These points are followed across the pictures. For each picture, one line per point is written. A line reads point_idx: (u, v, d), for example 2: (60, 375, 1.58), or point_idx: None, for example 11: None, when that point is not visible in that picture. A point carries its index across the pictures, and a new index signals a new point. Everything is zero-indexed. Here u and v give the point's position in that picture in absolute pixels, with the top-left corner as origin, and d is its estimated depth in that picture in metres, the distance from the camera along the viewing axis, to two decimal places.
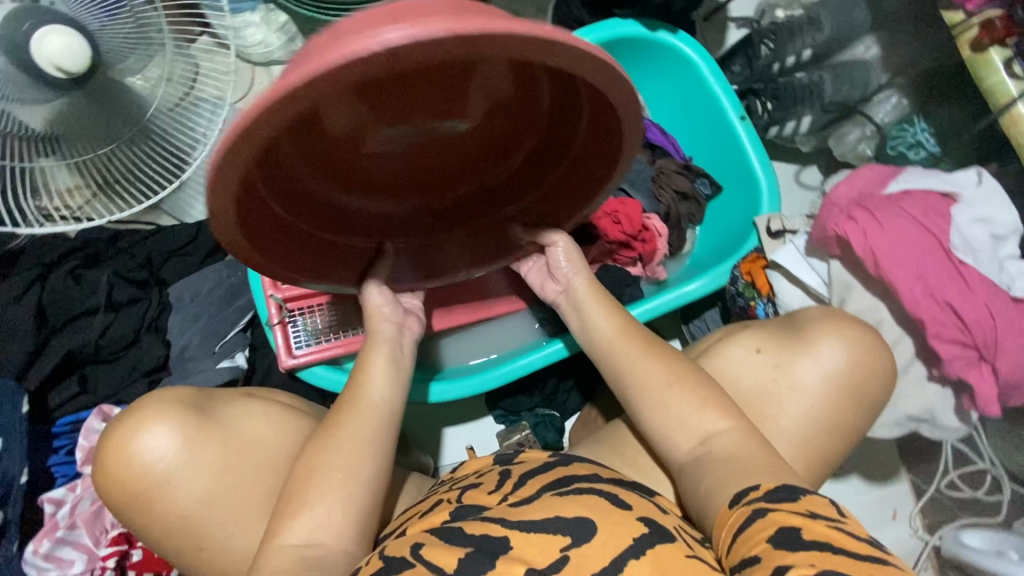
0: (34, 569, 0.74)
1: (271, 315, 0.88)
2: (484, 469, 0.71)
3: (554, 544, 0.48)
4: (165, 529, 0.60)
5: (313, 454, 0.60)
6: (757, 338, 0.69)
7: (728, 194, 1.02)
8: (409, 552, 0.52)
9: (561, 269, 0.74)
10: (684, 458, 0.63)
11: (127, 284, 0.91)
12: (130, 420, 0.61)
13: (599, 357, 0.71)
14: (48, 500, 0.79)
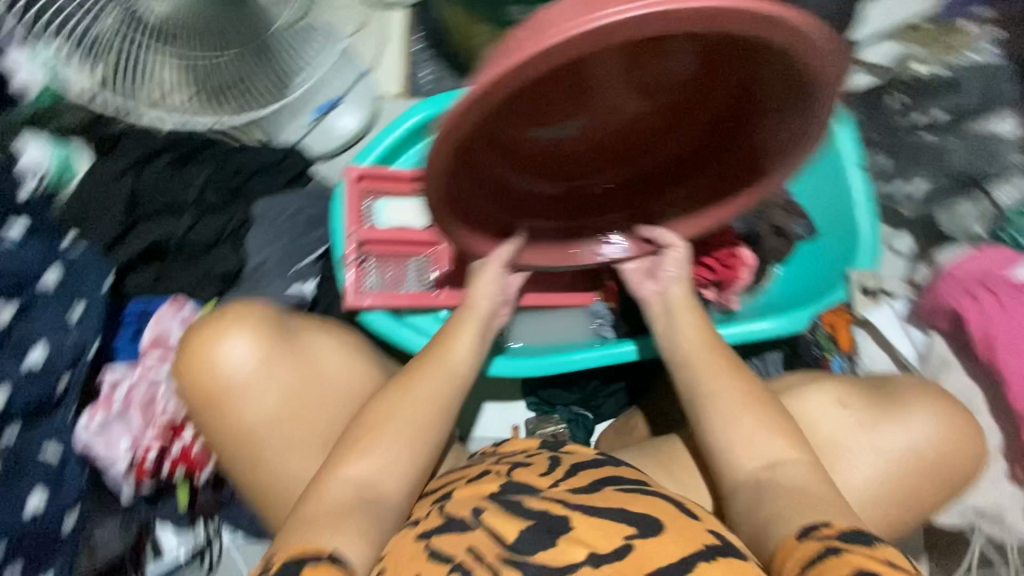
0: (83, 441, 0.76)
1: (347, 253, 0.90)
2: (534, 451, 0.69)
3: (618, 533, 0.48)
4: (232, 434, 0.61)
5: (386, 400, 0.61)
6: (843, 392, 0.68)
7: (827, 241, 0.96)
8: (469, 513, 0.51)
9: (660, 277, 0.74)
10: (744, 479, 0.61)
11: (220, 191, 0.93)
12: (220, 324, 0.62)
13: (675, 371, 0.69)
14: (107, 377, 0.81)
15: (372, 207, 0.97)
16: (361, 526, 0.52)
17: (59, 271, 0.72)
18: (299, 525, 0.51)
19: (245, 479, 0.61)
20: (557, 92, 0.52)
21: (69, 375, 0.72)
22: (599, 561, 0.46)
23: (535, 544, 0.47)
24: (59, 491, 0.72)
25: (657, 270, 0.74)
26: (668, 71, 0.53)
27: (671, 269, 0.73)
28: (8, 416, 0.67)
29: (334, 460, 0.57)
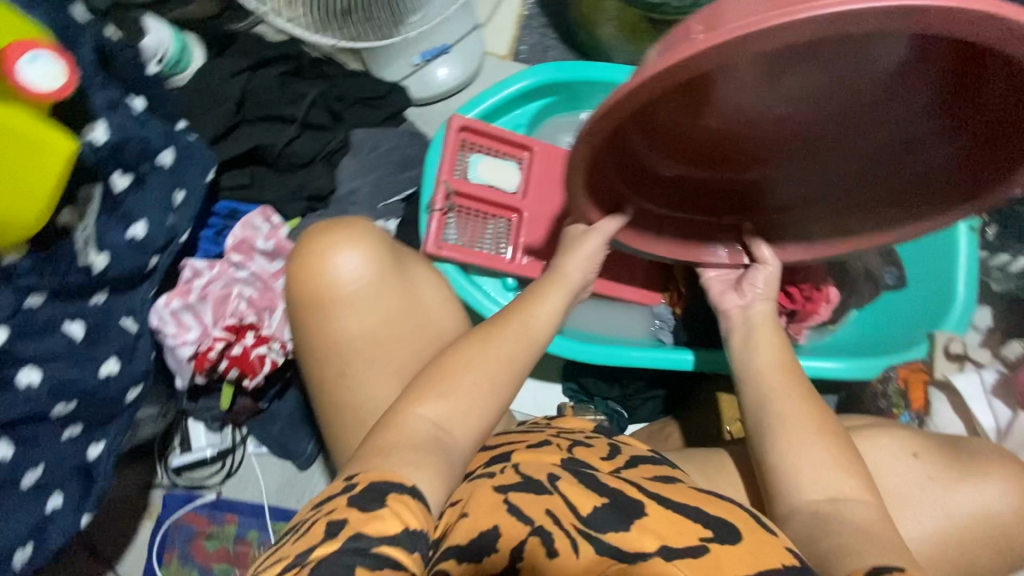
0: (158, 318, 0.78)
1: (436, 199, 0.89)
2: (591, 433, 0.67)
3: (694, 533, 0.48)
4: (320, 339, 0.62)
5: (467, 346, 0.61)
6: (916, 441, 0.67)
7: (910, 295, 0.94)
8: (544, 479, 0.53)
9: (750, 289, 0.72)
10: (805, 506, 0.57)
11: (323, 112, 0.93)
12: (326, 238, 0.63)
13: (741, 385, 0.67)
14: (189, 266, 0.83)
15: (466, 160, 0.94)
16: (428, 464, 0.51)
17: (175, 152, 0.69)
18: (375, 457, 0.52)
19: (322, 392, 0.64)
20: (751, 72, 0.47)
21: (158, 258, 0.70)
22: (672, 555, 0.45)
23: (609, 524, 0.48)
24: (131, 363, 0.69)
25: (744, 282, 0.73)
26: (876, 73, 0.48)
27: (761, 285, 0.72)
28: (100, 284, 0.65)
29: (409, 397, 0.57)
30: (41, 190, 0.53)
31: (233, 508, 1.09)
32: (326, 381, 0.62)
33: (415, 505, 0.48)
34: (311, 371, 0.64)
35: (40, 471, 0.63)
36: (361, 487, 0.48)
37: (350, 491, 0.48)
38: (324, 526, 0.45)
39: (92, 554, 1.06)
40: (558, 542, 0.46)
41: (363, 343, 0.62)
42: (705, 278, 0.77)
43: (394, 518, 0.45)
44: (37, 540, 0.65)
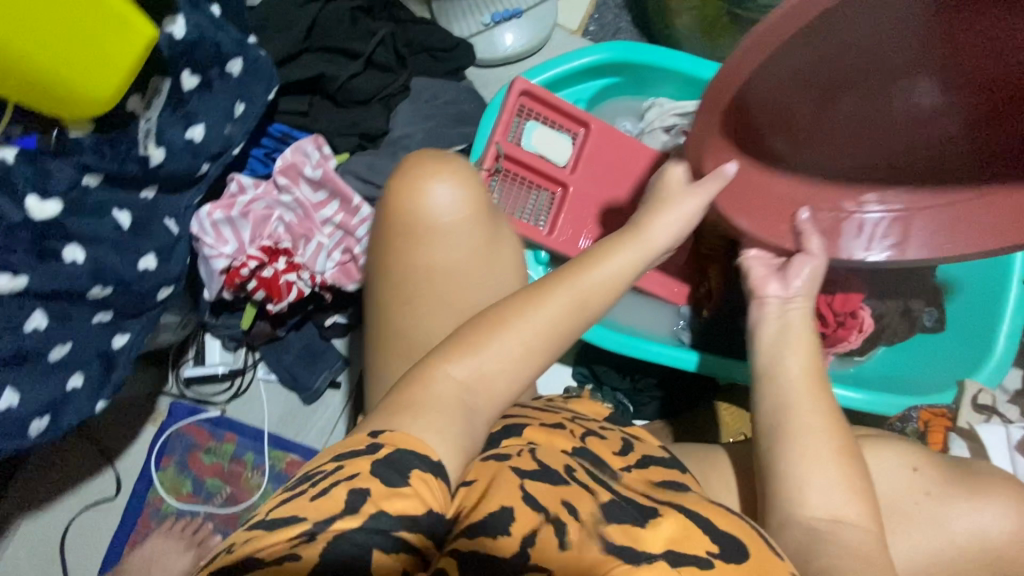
0: (198, 226, 0.78)
1: (485, 159, 0.90)
2: (607, 425, 0.64)
3: (703, 545, 0.46)
4: (397, 263, 0.63)
5: (516, 302, 0.55)
6: (916, 455, 0.64)
7: (946, 339, 0.93)
8: (561, 467, 0.51)
9: (793, 283, 0.66)
10: (799, 521, 0.53)
11: (389, 52, 0.92)
12: (423, 167, 0.63)
13: (760, 385, 0.62)
14: (235, 180, 0.84)
15: (522, 126, 0.93)
16: (451, 424, 0.48)
17: (243, 65, 0.69)
18: (386, 412, 0.48)
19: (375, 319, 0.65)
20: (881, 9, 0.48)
21: (208, 166, 0.71)
22: (678, 561, 0.44)
23: (618, 514, 0.47)
24: (167, 263, 0.70)
25: (787, 271, 0.67)
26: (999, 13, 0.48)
27: (804, 278, 0.66)
28: (151, 178, 0.65)
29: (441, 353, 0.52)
30: (116, 69, 0.54)
31: (233, 428, 1.11)
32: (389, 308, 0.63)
33: (435, 484, 0.44)
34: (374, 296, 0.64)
35: (68, 348, 0.63)
36: (388, 452, 0.44)
37: (375, 455, 0.43)
38: (345, 491, 0.41)
39: (95, 447, 1.09)
40: (570, 537, 0.44)
41: (434, 277, 0.63)
42: (743, 257, 0.71)
43: (416, 499, 0.42)
44: (53, 415, 0.65)
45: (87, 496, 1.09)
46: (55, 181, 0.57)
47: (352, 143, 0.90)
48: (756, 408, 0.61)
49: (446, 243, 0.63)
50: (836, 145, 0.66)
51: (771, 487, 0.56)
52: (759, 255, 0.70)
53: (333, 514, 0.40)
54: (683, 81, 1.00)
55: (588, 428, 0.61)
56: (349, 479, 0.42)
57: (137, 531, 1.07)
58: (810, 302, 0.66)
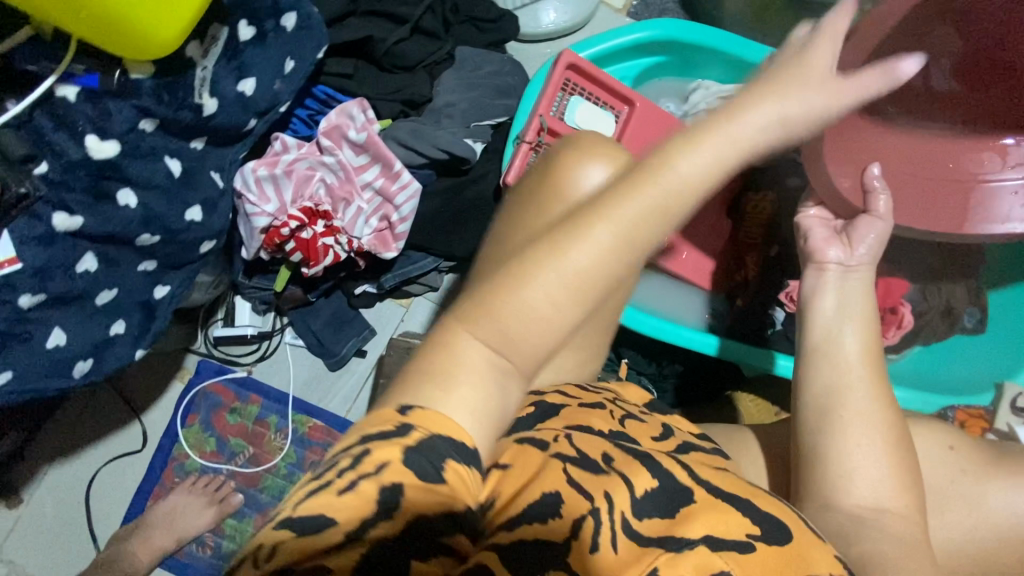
0: (242, 182, 0.79)
1: (527, 132, 0.88)
2: (647, 410, 0.63)
3: (743, 527, 0.43)
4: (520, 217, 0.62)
5: (557, 237, 0.43)
6: (950, 434, 0.60)
7: (984, 341, 0.91)
8: (597, 454, 0.47)
9: (856, 249, 0.62)
10: (847, 513, 0.51)
11: (437, 19, 0.91)
12: (589, 146, 0.64)
13: (812, 362, 0.58)
14: (279, 138, 0.83)
15: (566, 101, 0.92)
16: (480, 396, 0.42)
17: (297, 19, 0.68)
18: (426, 382, 0.41)
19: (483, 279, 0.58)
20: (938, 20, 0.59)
21: (256, 122, 0.70)
22: (718, 546, 0.41)
23: (643, 508, 0.43)
24: (211, 216, 0.70)
25: (851, 232, 0.63)
26: None
27: (871, 238, 0.62)
28: (203, 129, 0.65)
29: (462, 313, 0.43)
30: (183, 13, 0.54)
31: (258, 390, 1.12)
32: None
33: (470, 474, 0.38)
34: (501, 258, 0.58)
35: (113, 294, 0.64)
36: (418, 436, 0.38)
37: (405, 438, 0.37)
38: (377, 488, 0.36)
39: (123, 400, 1.11)
40: (605, 533, 0.40)
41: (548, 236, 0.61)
42: (800, 215, 0.68)
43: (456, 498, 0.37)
44: (96, 358, 0.65)
45: (114, 448, 1.11)
46: (115, 121, 0.57)
47: (394, 109, 0.89)
48: (806, 387, 0.57)
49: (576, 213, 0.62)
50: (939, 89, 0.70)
51: (814, 471, 0.53)
52: (814, 215, 0.67)
53: (364, 515, 0.36)
54: (731, 63, 0.98)
55: (629, 414, 0.59)
56: (377, 471, 0.36)
57: (161, 485, 1.09)
58: (872, 273, 0.62)
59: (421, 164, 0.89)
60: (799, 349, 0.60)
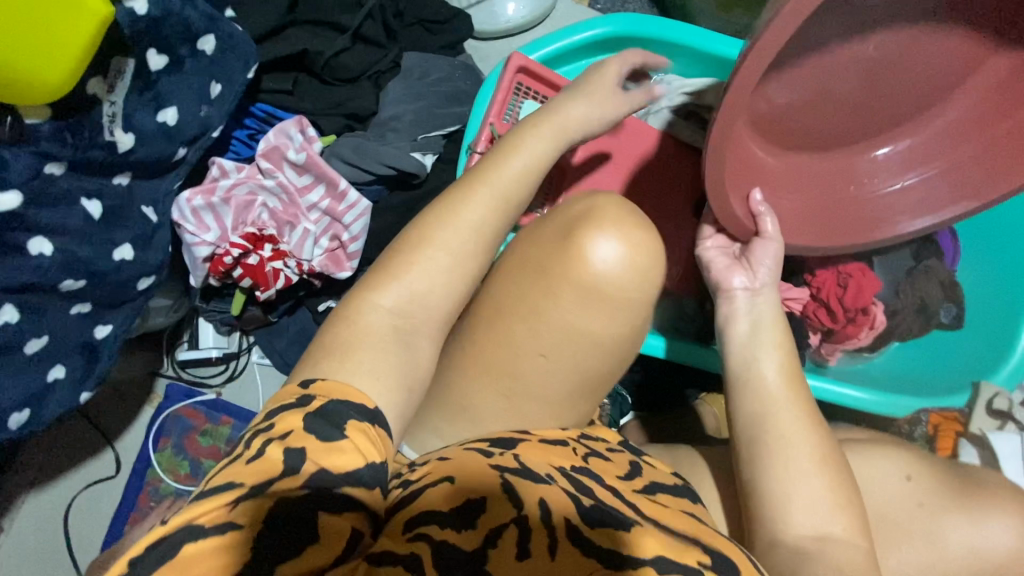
0: (179, 214, 0.76)
1: (478, 141, 0.84)
2: (616, 446, 0.59)
3: (693, 554, 0.43)
4: (510, 290, 0.59)
5: (437, 216, 0.53)
6: (912, 464, 0.60)
7: (966, 336, 0.87)
8: (541, 473, 0.47)
9: (758, 272, 0.62)
10: (790, 542, 0.49)
11: (378, 25, 0.86)
12: (608, 213, 0.59)
13: (734, 390, 0.57)
14: (216, 164, 0.81)
15: (519, 105, 0.88)
16: (389, 362, 0.49)
17: (216, 42, 0.65)
18: (308, 368, 0.48)
19: (480, 338, 0.59)
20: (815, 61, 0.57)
21: (186, 150, 0.67)
22: (666, 569, 0.41)
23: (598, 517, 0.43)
24: (145, 252, 0.67)
25: (749, 256, 0.63)
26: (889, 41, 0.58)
27: (767, 263, 0.62)
28: (123, 165, 0.62)
29: (369, 285, 0.52)
30: (71, 48, 0.50)
31: (229, 411, 1.11)
32: (507, 342, 0.58)
33: (374, 434, 0.44)
34: (495, 322, 0.59)
35: (44, 341, 0.61)
36: (318, 405, 0.44)
37: (306, 408, 0.43)
38: (281, 448, 0.41)
39: (94, 427, 1.10)
40: (533, 545, 0.41)
41: (524, 296, 0.58)
42: (698, 248, 0.66)
43: (359, 454, 0.42)
44: (34, 408, 0.62)
45: (88, 476, 1.10)
46: (14, 170, 0.54)
47: (339, 124, 0.86)
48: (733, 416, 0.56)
49: (565, 297, 0.57)
50: (844, 117, 0.66)
51: (756, 502, 0.52)
52: (710, 244, 0.65)
53: (271, 474, 0.39)
54: (694, 57, 0.94)
55: (595, 451, 0.56)
56: (286, 438, 0.41)
57: (136, 511, 1.07)
58: (776, 292, 0.62)
59: (371, 182, 0.87)
60: (723, 377, 0.60)
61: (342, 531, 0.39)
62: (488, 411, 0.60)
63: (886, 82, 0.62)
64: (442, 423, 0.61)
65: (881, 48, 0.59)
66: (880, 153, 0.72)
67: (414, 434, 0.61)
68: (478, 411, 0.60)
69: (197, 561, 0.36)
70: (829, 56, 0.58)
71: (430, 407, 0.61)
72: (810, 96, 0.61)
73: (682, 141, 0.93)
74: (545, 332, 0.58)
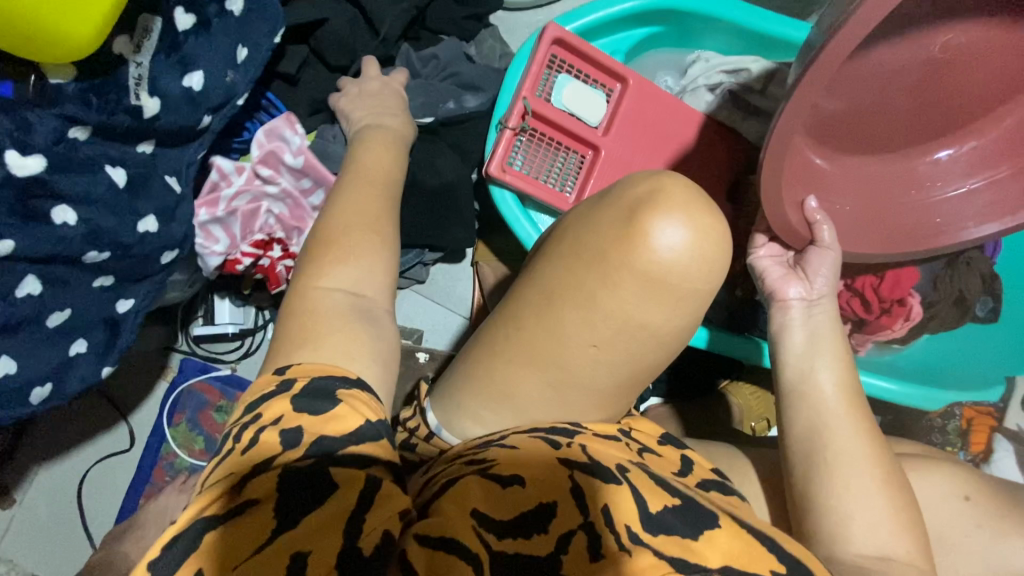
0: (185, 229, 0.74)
1: (511, 116, 0.81)
2: (663, 438, 0.60)
3: (765, 562, 0.43)
4: (561, 276, 0.57)
5: (328, 219, 0.61)
6: (969, 485, 0.63)
7: (1002, 331, 0.85)
8: (613, 468, 0.49)
9: (815, 282, 0.67)
10: (853, 560, 0.53)
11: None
12: (675, 197, 0.56)
13: (791, 404, 0.62)
14: (215, 165, 0.77)
15: (552, 79, 0.84)
16: (357, 335, 0.54)
17: (244, 2, 0.62)
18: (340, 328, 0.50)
19: (528, 325, 0.57)
20: (887, 54, 0.55)
21: (210, 119, 0.64)
22: None
23: (667, 522, 0.45)
24: (169, 225, 0.65)
25: (805, 266, 0.68)
26: (969, 38, 0.56)
27: (823, 274, 0.67)
28: (147, 131, 0.59)
29: (311, 273, 0.57)
30: (100, 2, 0.47)
31: (245, 387, 1.10)
32: (558, 331, 0.56)
33: (365, 398, 0.47)
34: (547, 309, 0.57)
35: (67, 314, 0.59)
36: (302, 384, 0.47)
37: (290, 391, 0.46)
38: (278, 430, 0.43)
39: (108, 400, 1.09)
40: (605, 546, 0.41)
41: (572, 282, 0.56)
42: (753, 257, 0.72)
43: (356, 414, 0.45)
44: (56, 382, 0.60)
45: (102, 448, 1.09)
46: (38, 134, 0.51)
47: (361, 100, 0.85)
48: (789, 430, 0.60)
49: (622, 286, 0.55)
50: (909, 105, 0.63)
51: (813, 516, 0.56)
52: (763, 255, 0.72)
53: (273, 453, 0.42)
54: (736, 33, 0.90)
55: (646, 446, 0.57)
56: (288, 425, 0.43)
57: (152, 484, 1.06)
58: (832, 302, 0.67)
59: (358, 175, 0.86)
60: (778, 389, 0.64)
61: (358, 476, 0.41)
62: (525, 393, 0.58)
63: (958, 70, 0.59)
64: (481, 410, 0.59)
65: (960, 40, 0.56)
66: (940, 157, 0.70)
67: (454, 422, 0.61)
68: (517, 398, 0.58)
69: (218, 546, 0.37)
70: (909, 44, 0.55)
71: (466, 394, 0.60)
72: (879, 82, 0.58)
73: (719, 121, 0.90)
74: (606, 327, 0.56)
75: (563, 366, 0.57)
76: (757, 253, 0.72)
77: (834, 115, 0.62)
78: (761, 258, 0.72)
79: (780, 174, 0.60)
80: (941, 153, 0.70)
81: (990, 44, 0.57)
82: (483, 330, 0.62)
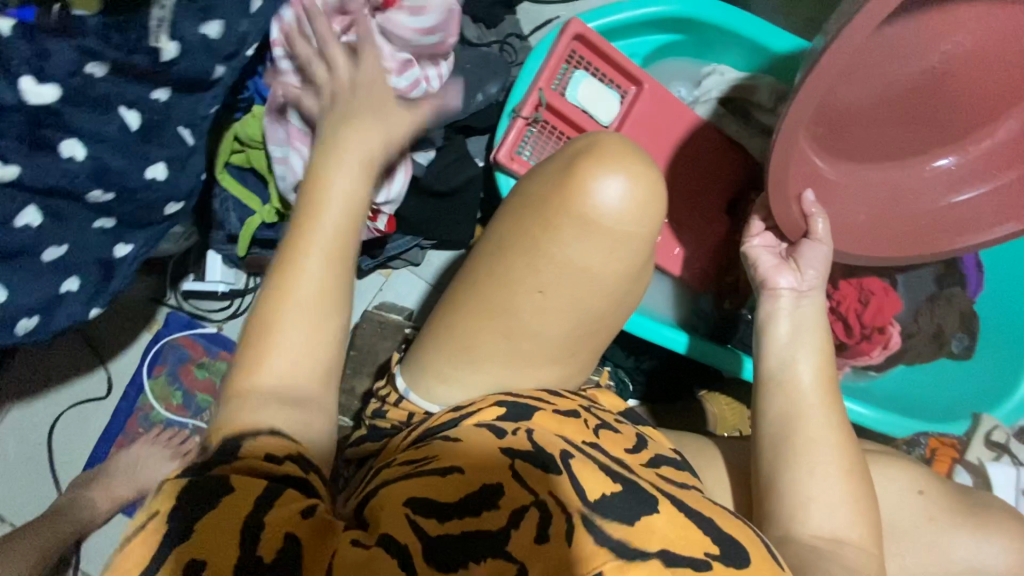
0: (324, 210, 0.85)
1: (523, 106, 0.82)
2: (622, 418, 0.61)
3: (700, 545, 0.42)
4: (515, 229, 0.57)
5: (269, 290, 0.49)
6: (922, 479, 0.66)
7: (970, 368, 0.89)
8: (557, 454, 0.46)
9: (806, 274, 0.69)
10: (806, 538, 0.55)
11: None
12: (609, 150, 0.56)
13: (768, 389, 0.64)
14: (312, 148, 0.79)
15: (570, 74, 0.86)
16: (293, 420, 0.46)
17: None
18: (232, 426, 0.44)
19: (484, 287, 0.57)
20: (878, 67, 0.59)
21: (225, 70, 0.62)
22: (672, 561, 0.39)
23: (607, 508, 0.42)
24: (178, 176, 0.65)
25: (796, 257, 0.70)
26: (956, 59, 0.60)
27: (815, 268, 0.69)
28: (164, 77, 0.58)
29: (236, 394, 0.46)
30: None
31: (228, 347, 1.09)
32: (506, 280, 0.56)
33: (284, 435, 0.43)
34: (498, 264, 0.57)
35: (63, 251, 0.59)
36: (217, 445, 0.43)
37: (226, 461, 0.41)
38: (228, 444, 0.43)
39: (91, 344, 1.08)
40: (551, 530, 0.40)
41: (518, 227, 0.57)
42: (748, 244, 0.74)
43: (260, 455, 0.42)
44: (44, 316, 0.60)
45: (78, 393, 1.08)
46: (55, 63, 0.51)
47: None
48: (763, 411, 0.63)
49: (574, 239, 0.55)
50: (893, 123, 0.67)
51: (773, 501, 0.58)
52: (756, 249, 0.73)
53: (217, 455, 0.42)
54: (752, 49, 0.91)
55: (603, 420, 0.57)
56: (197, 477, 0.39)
57: (125, 433, 1.06)
58: (821, 295, 0.69)
59: None
60: (758, 375, 0.66)
61: (256, 482, 0.39)
62: (496, 362, 0.58)
63: (942, 90, 0.63)
64: (454, 374, 0.59)
65: (949, 59, 0.59)
66: (940, 163, 0.74)
67: (420, 383, 0.60)
68: (501, 376, 0.59)
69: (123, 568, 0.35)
70: (902, 64, 0.59)
71: (438, 355, 0.59)
72: (868, 98, 0.62)
73: (728, 136, 0.92)
74: (544, 280, 0.56)
75: (546, 347, 0.58)
76: (756, 238, 0.75)
77: (828, 127, 0.66)
78: (754, 246, 0.74)
79: (776, 172, 0.63)
80: (941, 159, 0.73)
81: (979, 64, 0.61)
82: (451, 287, 0.61)
